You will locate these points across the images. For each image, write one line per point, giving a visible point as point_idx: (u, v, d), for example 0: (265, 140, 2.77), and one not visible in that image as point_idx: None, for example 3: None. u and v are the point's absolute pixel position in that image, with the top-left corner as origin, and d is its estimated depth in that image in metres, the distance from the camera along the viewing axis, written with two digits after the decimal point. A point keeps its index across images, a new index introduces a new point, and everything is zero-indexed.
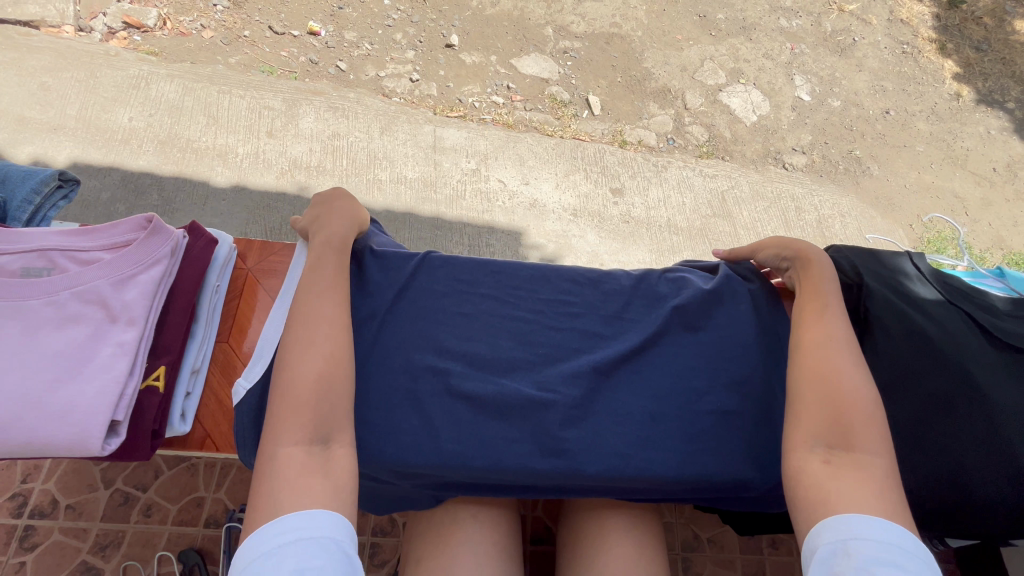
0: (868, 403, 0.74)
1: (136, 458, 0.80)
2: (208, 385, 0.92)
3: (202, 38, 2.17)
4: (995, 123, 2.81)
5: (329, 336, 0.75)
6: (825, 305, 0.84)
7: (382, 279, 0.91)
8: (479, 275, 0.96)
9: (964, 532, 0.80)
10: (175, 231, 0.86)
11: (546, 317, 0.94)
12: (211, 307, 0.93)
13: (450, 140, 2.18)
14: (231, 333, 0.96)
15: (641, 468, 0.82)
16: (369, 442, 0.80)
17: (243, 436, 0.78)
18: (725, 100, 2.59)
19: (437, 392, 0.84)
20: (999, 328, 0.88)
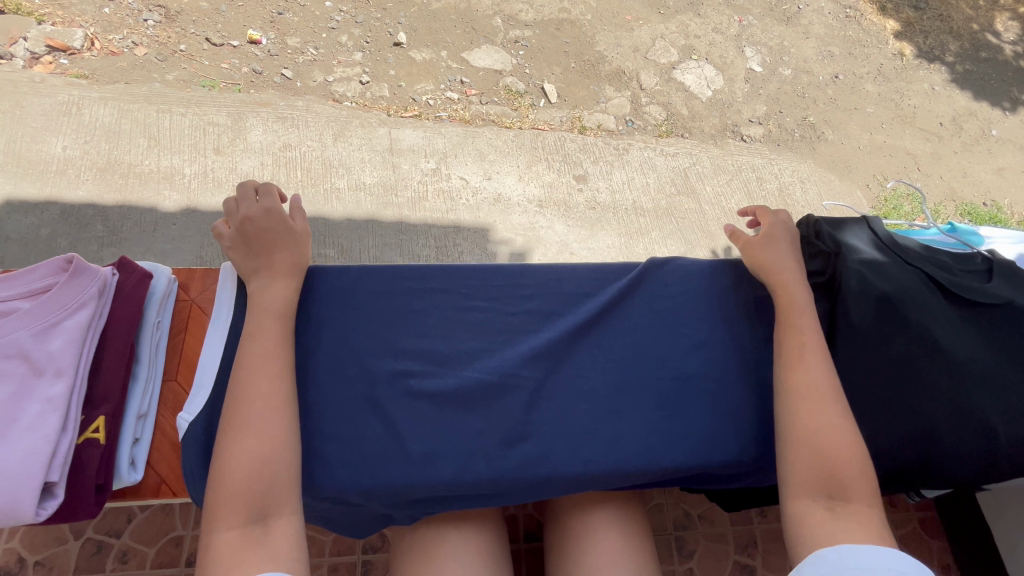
0: (852, 449, 0.71)
1: (79, 517, 0.74)
2: (159, 425, 0.85)
3: (135, 56, 2.06)
4: (939, 79, 2.90)
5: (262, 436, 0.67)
6: (806, 342, 0.79)
7: (320, 284, 0.84)
8: (426, 268, 0.87)
9: (941, 484, 0.81)
10: (100, 271, 0.81)
11: (501, 301, 0.87)
12: (154, 344, 0.87)
13: (407, 141, 2.13)
14: (179, 369, 0.88)
15: (609, 443, 0.79)
16: (333, 458, 0.74)
17: (193, 472, 0.71)
18: (679, 77, 2.60)
19: (398, 396, 0.78)
20: (955, 285, 0.88)
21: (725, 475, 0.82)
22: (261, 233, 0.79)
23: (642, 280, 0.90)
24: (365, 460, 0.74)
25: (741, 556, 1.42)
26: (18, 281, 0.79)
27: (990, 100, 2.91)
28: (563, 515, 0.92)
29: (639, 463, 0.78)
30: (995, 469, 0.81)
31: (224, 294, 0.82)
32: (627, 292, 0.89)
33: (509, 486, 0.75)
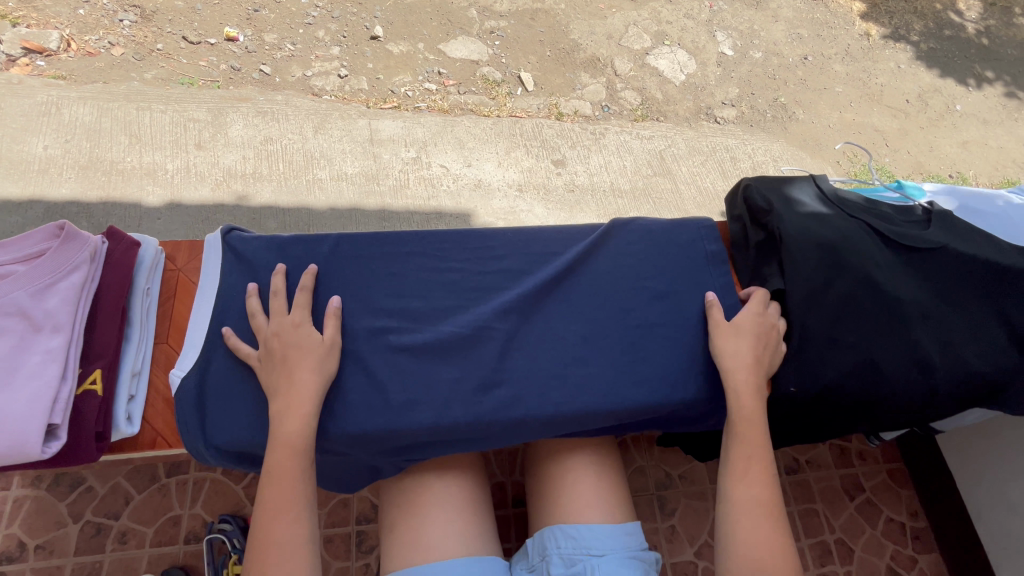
0: (782, 558, 0.75)
1: (80, 461, 0.79)
2: (152, 385, 0.89)
3: (112, 56, 2.08)
4: (904, 58, 2.99)
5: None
6: (748, 452, 0.81)
7: (299, 250, 0.88)
8: (401, 234, 0.92)
9: (884, 415, 0.89)
10: (91, 236, 0.84)
11: (474, 262, 0.92)
12: (145, 309, 0.91)
13: (387, 131, 2.17)
14: (170, 332, 0.93)
15: (577, 386, 0.85)
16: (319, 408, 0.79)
17: (186, 422, 0.76)
18: (653, 63, 2.66)
19: (378, 351, 0.83)
20: (895, 232, 0.95)
21: (686, 412, 0.89)
22: (284, 352, 0.77)
23: (607, 236, 0.96)
24: (347, 411, 0.80)
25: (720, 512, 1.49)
26: (13, 246, 0.82)
27: (954, 77, 3.01)
28: (541, 466, 0.98)
29: (605, 404, 0.84)
30: (933, 399, 0.88)
31: (211, 260, 0.86)
32: (593, 249, 0.95)
33: (485, 428, 0.81)
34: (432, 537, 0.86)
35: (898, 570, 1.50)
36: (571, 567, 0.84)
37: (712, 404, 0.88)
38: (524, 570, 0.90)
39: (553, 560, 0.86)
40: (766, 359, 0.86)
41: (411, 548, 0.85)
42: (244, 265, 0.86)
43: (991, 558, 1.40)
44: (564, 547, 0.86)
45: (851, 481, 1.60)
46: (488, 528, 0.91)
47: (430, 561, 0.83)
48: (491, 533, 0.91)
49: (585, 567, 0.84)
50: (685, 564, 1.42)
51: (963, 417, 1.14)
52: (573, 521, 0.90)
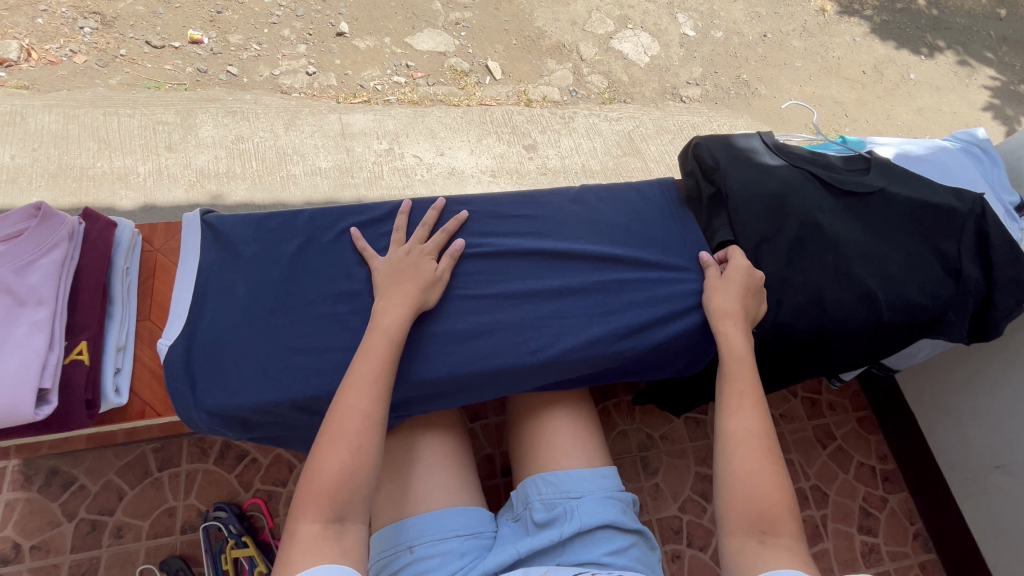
0: (776, 488, 0.77)
1: (72, 426, 0.80)
2: (138, 359, 0.91)
3: (75, 64, 2.07)
4: (858, 31, 3.10)
5: (343, 440, 0.72)
6: (742, 390, 0.85)
7: (277, 223, 0.91)
8: (375, 205, 0.95)
9: (839, 348, 0.95)
10: (68, 216, 0.88)
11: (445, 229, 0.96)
12: (126, 287, 0.94)
13: (358, 125, 2.19)
14: (151, 310, 0.96)
15: (550, 336, 0.90)
16: (307, 367, 0.82)
17: (177, 387, 0.78)
18: (617, 46, 2.72)
19: (360, 312, 0.86)
20: (836, 179, 1.02)
21: (654, 355, 0.94)
22: (400, 268, 0.87)
23: (568, 204, 1.03)
24: (330, 372, 0.82)
25: (701, 468, 1.56)
26: None
27: (908, 47, 3.12)
28: (522, 422, 1.03)
29: (577, 350, 0.90)
30: (879, 330, 0.95)
31: (190, 236, 0.89)
32: (557, 215, 1.02)
33: (466, 378, 0.86)
34: (418, 492, 0.90)
35: (871, 511, 1.57)
36: (552, 510, 0.89)
37: (678, 345, 0.94)
38: (509, 520, 0.94)
39: (536, 506, 0.91)
40: (754, 306, 0.91)
41: (400, 504, 0.89)
42: (222, 240, 0.89)
43: (954, 489, 1.49)
44: (545, 493, 0.91)
45: (824, 431, 1.66)
46: (472, 483, 0.96)
47: (417, 513, 0.88)
48: (476, 487, 0.96)
49: (566, 508, 0.88)
50: (670, 519, 1.48)
51: (916, 352, 1.23)
52: (552, 469, 0.95)
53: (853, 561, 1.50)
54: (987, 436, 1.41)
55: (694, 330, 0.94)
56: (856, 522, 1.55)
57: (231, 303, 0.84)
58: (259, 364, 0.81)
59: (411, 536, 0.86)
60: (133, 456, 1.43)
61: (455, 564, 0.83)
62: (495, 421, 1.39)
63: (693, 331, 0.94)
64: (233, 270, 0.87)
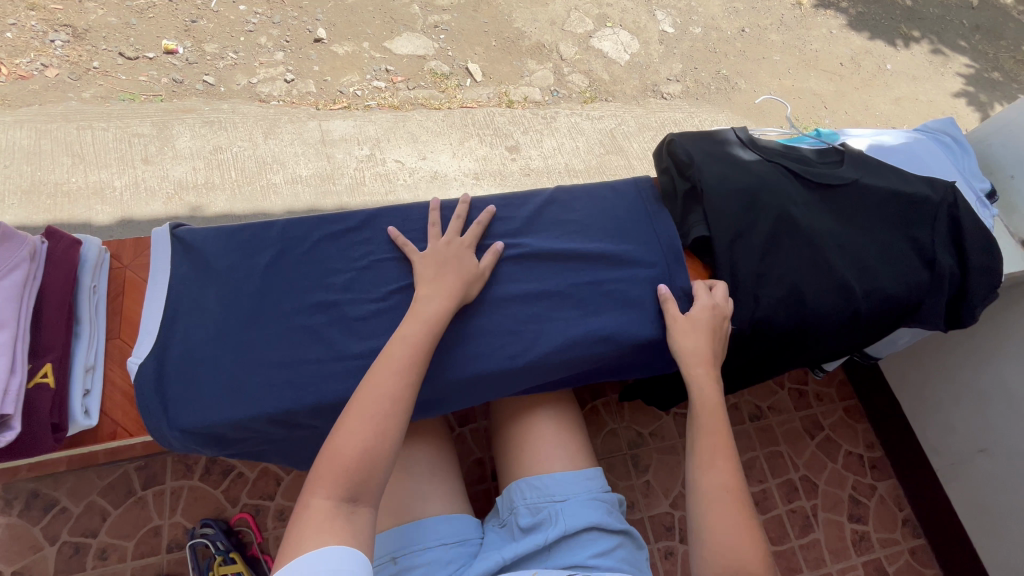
0: (749, 544, 0.79)
1: (37, 452, 0.79)
2: (109, 379, 0.90)
3: (46, 78, 2.03)
4: (835, 24, 3.13)
5: (368, 417, 0.73)
6: (713, 443, 0.87)
7: (249, 234, 0.89)
8: (350, 212, 0.94)
9: (816, 341, 0.97)
10: (31, 235, 0.86)
11: (421, 233, 0.95)
12: (93, 306, 0.92)
13: (338, 131, 2.18)
14: (121, 328, 0.94)
15: (529, 339, 0.90)
16: (282, 381, 0.80)
17: (147, 406, 0.77)
18: (597, 45, 2.72)
19: (334, 323, 0.85)
20: (810, 172, 1.03)
21: (635, 355, 0.94)
22: (442, 261, 0.88)
23: (545, 204, 1.02)
24: (305, 385, 0.80)
25: None
26: None
27: (883, 38, 3.16)
28: (506, 426, 1.02)
29: (558, 352, 0.89)
30: (855, 322, 0.97)
31: (160, 252, 0.87)
32: (534, 217, 1.01)
33: (445, 385, 0.86)
34: (401, 501, 0.90)
35: (860, 499, 1.58)
36: (536, 514, 0.89)
37: (658, 344, 0.94)
38: (496, 526, 0.94)
39: (520, 512, 0.91)
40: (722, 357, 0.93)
41: (384, 513, 0.89)
42: (192, 253, 0.87)
43: (940, 474, 1.51)
44: (529, 497, 0.91)
45: (811, 422, 1.66)
46: (456, 489, 0.96)
47: (401, 522, 0.88)
48: (460, 493, 0.96)
49: (550, 512, 0.89)
50: (662, 516, 1.48)
51: (895, 340, 1.24)
52: (536, 473, 0.95)
53: (844, 549, 1.51)
54: (970, 421, 1.44)
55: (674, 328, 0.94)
56: (845, 511, 1.56)
57: (204, 318, 0.83)
58: (234, 378, 0.80)
59: (395, 547, 0.85)
60: (116, 475, 1.40)
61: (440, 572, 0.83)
62: (483, 425, 1.38)
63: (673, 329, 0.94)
64: (205, 284, 0.85)
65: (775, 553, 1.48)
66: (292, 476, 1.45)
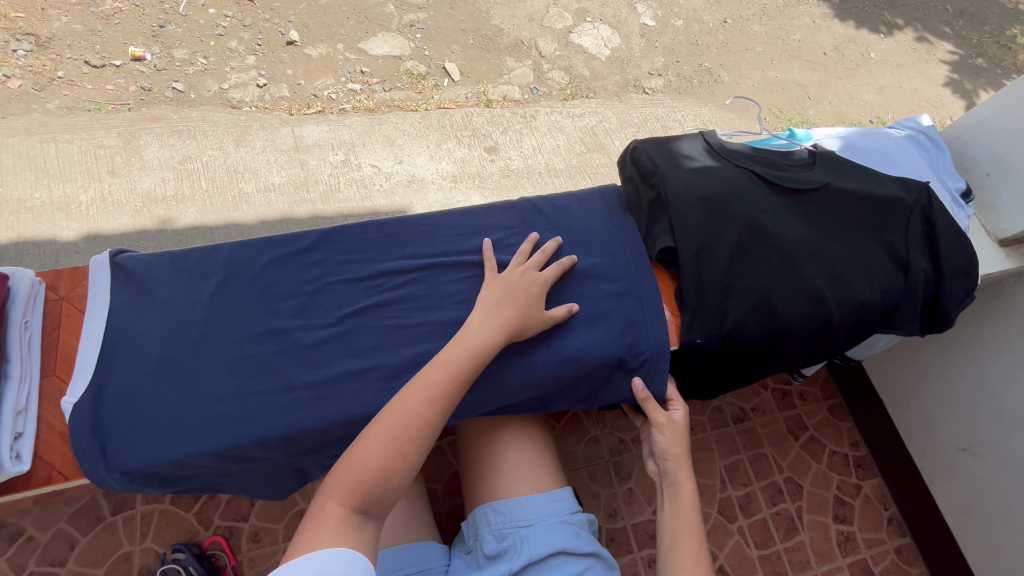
0: None
1: None
2: (43, 420, 0.86)
3: (8, 89, 1.97)
4: (817, 13, 3.10)
5: (391, 428, 0.72)
6: (691, 539, 0.90)
7: (192, 261, 0.85)
8: (302, 232, 0.91)
9: (789, 352, 0.95)
10: None
11: (378, 252, 0.92)
12: (24, 342, 0.87)
13: (312, 137, 2.13)
14: (58, 365, 0.90)
15: (491, 360, 0.87)
16: (227, 414, 0.77)
17: (82, 447, 0.73)
18: (577, 41, 2.68)
19: (283, 351, 0.82)
20: (780, 177, 0.99)
21: (601, 374, 0.91)
22: (513, 292, 0.86)
23: (509, 220, 0.99)
24: (254, 418, 0.77)
25: None
26: None
27: (867, 26, 3.13)
28: (473, 446, 0.99)
29: (521, 375, 0.87)
30: (828, 330, 0.94)
31: (97, 285, 0.83)
32: (496, 232, 0.97)
33: None
34: None
35: (845, 499, 1.56)
36: (502, 541, 0.87)
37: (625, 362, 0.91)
38: (462, 552, 0.92)
39: (485, 538, 0.88)
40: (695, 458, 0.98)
41: None
42: (133, 282, 0.83)
43: (923, 473, 1.50)
44: (495, 523, 0.89)
45: (795, 422, 1.65)
46: (421, 513, 0.94)
47: None
48: (425, 517, 0.94)
49: (515, 538, 0.86)
50: (645, 523, 1.46)
51: (873, 344, 1.22)
52: (503, 497, 0.92)
53: (829, 551, 1.50)
54: (952, 419, 1.42)
55: (639, 346, 0.91)
56: (830, 512, 1.54)
57: (144, 350, 0.79)
58: (176, 414, 0.76)
59: None
60: (84, 501, 1.37)
61: None
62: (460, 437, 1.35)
63: (639, 346, 0.91)
64: (147, 313, 0.81)
65: (760, 558, 1.47)
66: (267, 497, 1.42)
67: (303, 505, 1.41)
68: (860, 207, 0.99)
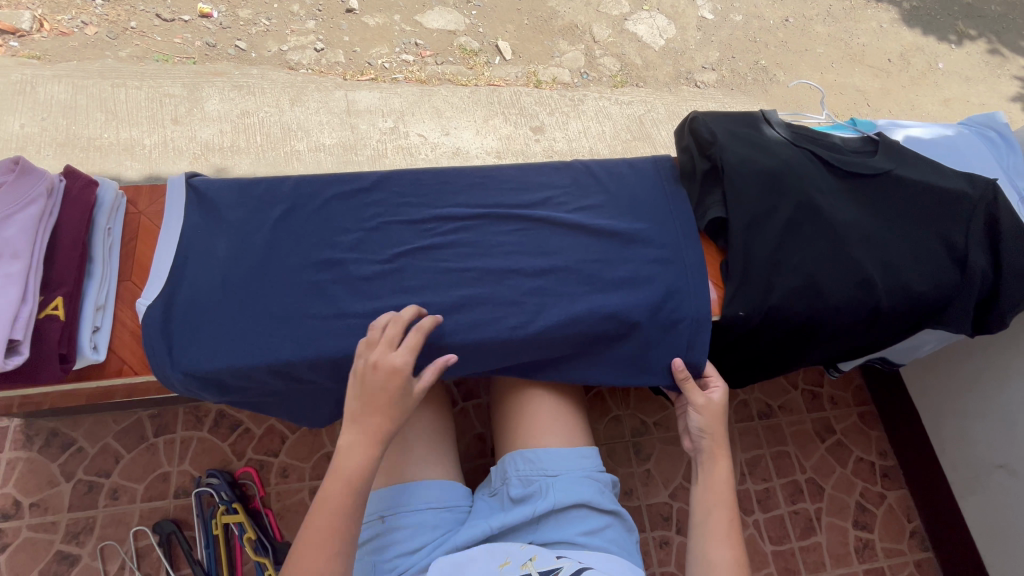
0: None
1: (42, 378, 0.83)
2: (119, 319, 0.93)
3: (85, 35, 2.08)
4: (885, 18, 2.98)
5: (323, 548, 0.71)
6: (726, 518, 0.88)
7: (259, 190, 0.90)
8: (363, 174, 0.95)
9: (831, 337, 0.94)
10: (47, 172, 0.89)
11: (433, 199, 0.95)
12: (107, 246, 0.95)
13: (363, 102, 2.18)
14: (134, 272, 0.96)
15: (533, 312, 0.89)
16: (286, 333, 0.82)
17: (153, 347, 0.79)
18: (632, 28, 2.65)
19: (339, 281, 0.86)
20: (839, 160, 0.98)
21: (641, 337, 0.92)
22: (376, 392, 0.76)
23: (561, 181, 1.01)
24: (308, 339, 0.82)
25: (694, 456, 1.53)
26: None
27: (937, 35, 3.00)
28: (505, 399, 1.01)
29: (561, 327, 0.88)
30: (874, 318, 0.93)
31: (174, 201, 0.89)
32: (547, 192, 1.00)
33: (445, 351, 0.86)
34: (395, 464, 0.92)
35: (867, 506, 1.53)
36: (528, 486, 0.90)
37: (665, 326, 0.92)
38: (485, 495, 0.95)
39: (512, 482, 0.91)
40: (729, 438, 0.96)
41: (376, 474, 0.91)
42: (205, 204, 0.89)
43: (954, 487, 1.45)
44: (522, 469, 0.91)
45: (823, 424, 1.62)
46: (450, 455, 0.97)
47: (391, 483, 0.90)
48: (453, 460, 0.98)
49: (541, 485, 0.89)
50: (660, 506, 1.47)
51: (920, 344, 1.18)
52: (532, 447, 0.94)
53: (846, 556, 1.48)
54: (988, 434, 1.37)
55: (680, 313, 0.92)
56: (850, 517, 1.52)
57: (211, 266, 0.84)
58: (236, 327, 0.81)
59: (383, 506, 0.88)
60: (130, 421, 1.46)
61: (427, 536, 0.86)
62: (486, 401, 1.38)
63: (680, 313, 0.92)
64: (216, 234, 0.87)
65: (774, 553, 1.46)
66: (297, 437, 1.48)
67: (330, 448, 1.48)
68: (921, 197, 0.97)
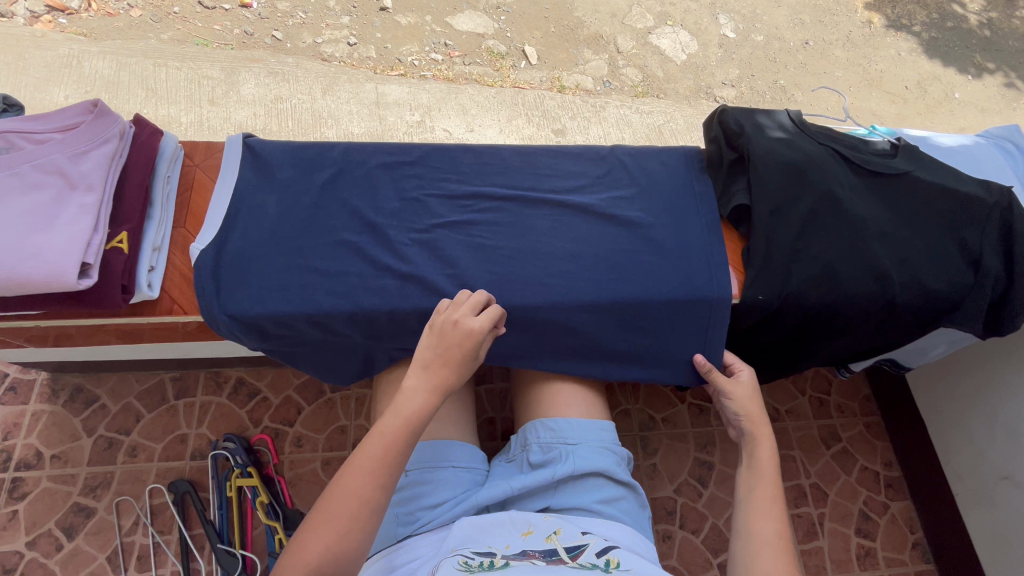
0: None
1: (106, 303, 0.89)
2: (170, 262, 0.99)
3: (130, 17, 2.16)
4: (904, 46, 3.04)
5: (374, 474, 0.74)
6: (769, 494, 0.85)
7: (309, 156, 0.96)
8: (405, 149, 1.01)
9: (844, 327, 0.98)
10: (120, 116, 0.96)
11: (469, 177, 1.00)
12: (165, 194, 1.02)
13: (393, 95, 2.24)
14: (187, 219, 1.04)
15: (560, 284, 0.93)
16: (326, 287, 0.87)
17: (203, 286, 0.85)
18: (655, 42, 2.72)
19: (378, 243, 0.91)
20: (858, 159, 1.02)
21: (660, 315, 0.96)
22: (450, 348, 0.80)
23: (590, 166, 1.06)
24: (346, 294, 0.86)
25: (701, 454, 1.54)
26: (50, 119, 0.94)
27: (955, 66, 3.05)
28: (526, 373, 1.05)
29: (585, 300, 0.93)
30: (888, 311, 0.96)
31: (231, 159, 0.95)
32: (576, 176, 1.05)
33: None
34: None
35: (870, 514, 1.54)
36: (547, 453, 0.92)
37: (686, 305, 0.95)
38: (503, 462, 0.99)
39: (532, 448, 0.94)
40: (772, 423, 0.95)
41: None
42: (259, 165, 0.95)
43: (959, 497, 1.45)
44: (543, 437, 0.94)
45: (829, 431, 1.63)
46: (468, 422, 1.01)
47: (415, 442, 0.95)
48: (470, 427, 1.01)
49: (560, 452, 0.92)
50: (664, 500, 1.47)
51: (928, 348, 1.21)
52: (551, 416, 0.97)
53: (848, 562, 1.48)
54: (991, 443, 1.39)
55: (700, 295, 0.95)
56: (853, 524, 1.53)
57: (262, 222, 0.90)
58: (281, 276, 0.87)
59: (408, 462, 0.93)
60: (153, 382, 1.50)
61: (449, 493, 0.90)
62: (499, 386, 1.41)
63: (699, 295, 0.95)
64: (268, 193, 0.92)
65: None
66: (312, 409, 1.51)
67: (344, 422, 1.50)
68: (937, 199, 1.00)
